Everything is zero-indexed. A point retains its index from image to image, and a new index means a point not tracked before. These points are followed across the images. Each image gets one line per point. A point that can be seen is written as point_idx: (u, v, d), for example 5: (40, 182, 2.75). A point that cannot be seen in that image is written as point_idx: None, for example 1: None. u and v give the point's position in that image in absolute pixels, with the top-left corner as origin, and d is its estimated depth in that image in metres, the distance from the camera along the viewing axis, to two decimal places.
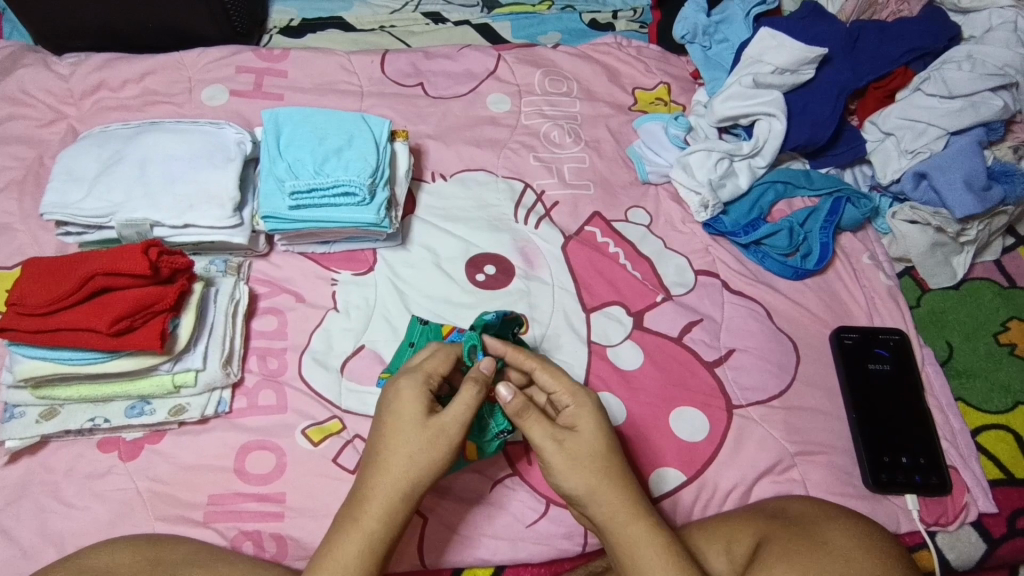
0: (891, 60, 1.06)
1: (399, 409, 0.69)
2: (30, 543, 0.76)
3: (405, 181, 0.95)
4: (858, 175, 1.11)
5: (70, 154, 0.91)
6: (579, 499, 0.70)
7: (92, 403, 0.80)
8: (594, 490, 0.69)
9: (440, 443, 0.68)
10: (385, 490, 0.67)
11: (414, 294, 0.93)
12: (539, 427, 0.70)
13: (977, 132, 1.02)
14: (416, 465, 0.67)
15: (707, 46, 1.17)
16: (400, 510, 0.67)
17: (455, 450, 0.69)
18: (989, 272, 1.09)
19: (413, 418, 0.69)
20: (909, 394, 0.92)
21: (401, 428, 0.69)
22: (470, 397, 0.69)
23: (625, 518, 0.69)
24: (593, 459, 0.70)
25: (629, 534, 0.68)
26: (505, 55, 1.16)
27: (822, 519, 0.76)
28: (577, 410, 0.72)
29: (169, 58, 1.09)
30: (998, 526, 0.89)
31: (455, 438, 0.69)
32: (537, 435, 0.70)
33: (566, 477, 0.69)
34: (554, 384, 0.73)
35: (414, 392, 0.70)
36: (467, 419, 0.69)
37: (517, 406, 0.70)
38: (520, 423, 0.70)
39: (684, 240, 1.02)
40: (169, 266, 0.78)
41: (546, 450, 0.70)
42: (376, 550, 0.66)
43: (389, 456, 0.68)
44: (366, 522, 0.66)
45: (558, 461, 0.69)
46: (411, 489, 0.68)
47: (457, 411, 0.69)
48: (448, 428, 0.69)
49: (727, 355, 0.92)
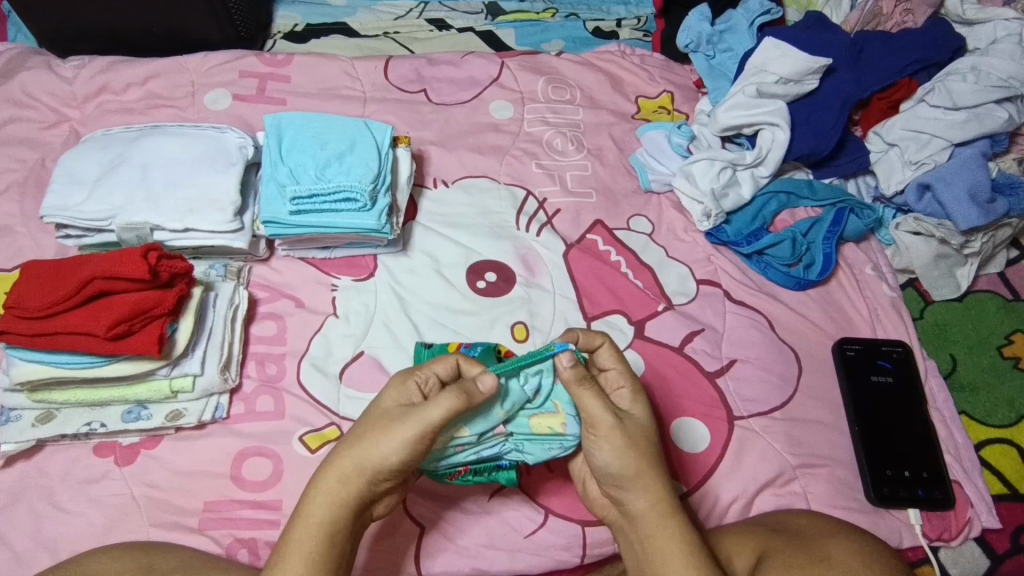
0: (896, 70, 1.06)
1: (373, 404, 0.69)
2: (23, 548, 0.75)
3: (406, 187, 0.95)
4: (861, 185, 1.11)
5: (72, 156, 0.91)
6: (621, 480, 0.68)
7: (89, 408, 0.79)
8: (642, 474, 0.68)
9: (394, 433, 0.64)
10: (330, 471, 0.65)
11: (414, 300, 0.93)
12: (598, 400, 0.68)
13: (982, 144, 1.02)
14: (360, 450, 0.65)
15: (710, 55, 1.16)
16: (340, 495, 0.65)
17: (407, 445, 0.64)
18: (993, 285, 1.09)
19: (382, 409, 0.67)
20: (910, 407, 0.91)
21: (367, 419, 0.67)
22: (444, 400, 0.64)
23: (667, 508, 0.68)
24: (644, 443, 0.69)
25: (667, 525, 0.67)
26: (509, 62, 1.15)
27: (824, 534, 0.75)
28: (634, 395, 0.73)
29: (172, 62, 1.09)
30: (1001, 541, 0.89)
31: (409, 432, 0.64)
32: (594, 407, 0.68)
33: (617, 455, 0.68)
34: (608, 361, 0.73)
35: (394, 389, 0.69)
36: (431, 421, 0.64)
37: (577, 376, 0.68)
38: (577, 394, 0.68)
39: (686, 250, 1.02)
40: (168, 270, 0.78)
41: (603, 423, 0.68)
42: (312, 536, 0.63)
43: (346, 439, 0.67)
44: (308, 505, 0.65)
45: (613, 437, 0.68)
46: (353, 474, 0.65)
47: (425, 411, 0.64)
48: (408, 423, 0.64)
49: (728, 365, 0.92)
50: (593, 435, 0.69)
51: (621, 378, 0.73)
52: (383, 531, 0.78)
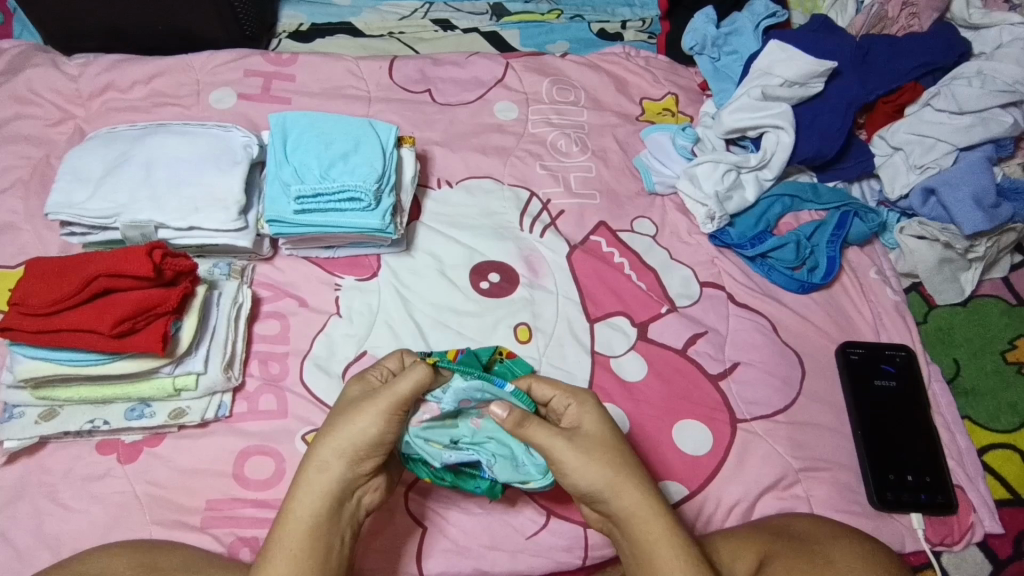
0: (902, 74, 1.06)
1: (339, 399, 0.71)
2: (25, 545, 0.75)
3: (411, 188, 0.95)
4: (866, 190, 1.10)
5: (77, 154, 0.91)
6: (596, 495, 0.68)
7: (92, 406, 0.79)
8: (613, 483, 0.67)
9: (368, 412, 0.66)
10: (310, 462, 0.66)
11: (417, 301, 0.93)
12: (539, 424, 0.68)
13: (986, 148, 1.02)
14: (337, 436, 0.66)
15: (716, 57, 1.16)
16: (324, 481, 0.65)
17: (382, 418, 0.66)
18: (997, 289, 1.08)
19: (350, 400, 0.69)
20: (913, 412, 0.91)
21: (335, 410, 0.69)
22: (409, 372, 0.67)
23: (648, 512, 0.67)
24: (605, 452, 0.69)
25: (653, 531, 0.67)
26: (514, 62, 1.15)
27: (826, 536, 0.76)
28: (580, 406, 0.72)
29: (178, 60, 1.09)
30: (1004, 547, 0.89)
31: (380, 404, 0.66)
32: (539, 433, 0.68)
33: (580, 474, 0.67)
34: (544, 390, 0.74)
35: (358, 382, 0.71)
36: (402, 393, 0.66)
37: (516, 421, 0.68)
38: (520, 430, 0.68)
39: (690, 252, 1.02)
40: (172, 269, 0.78)
41: (552, 447, 0.68)
42: (299, 532, 0.63)
43: (320, 430, 0.68)
44: (293, 500, 0.65)
45: (570, 459, 0.68)
46: (333, 459, 0.66)
47: (393, 387, 0.67)
48: (377, 398, 0.66)
49: (731, 368, 0.92)
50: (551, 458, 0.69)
51: (566, 398, 0.73)
52: (381, 531, 0.78)
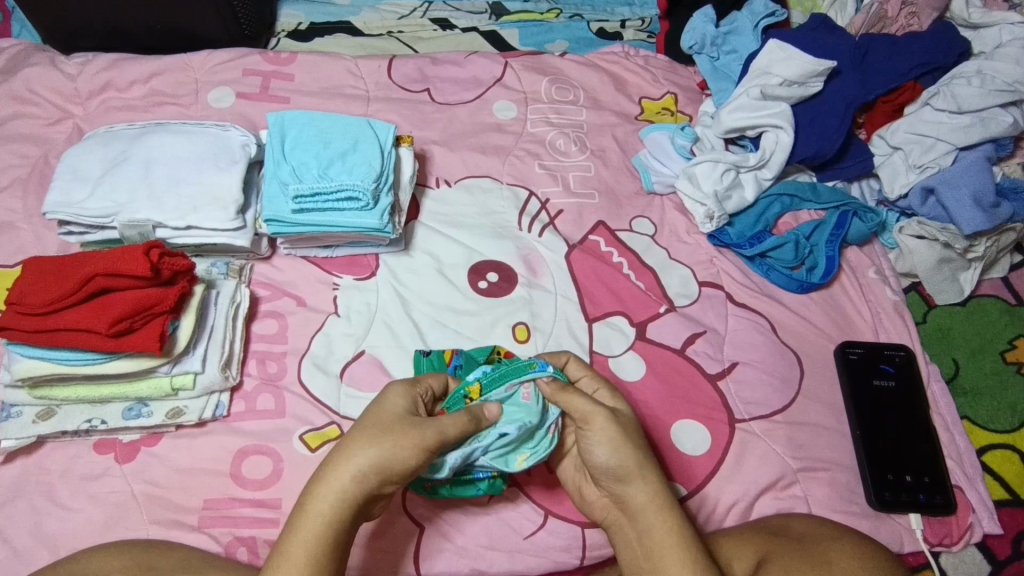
0: (902, 74, 1.06)
1: (376, 405, 0.68)
2: (22, 544, 0.75)
3: (409, 187, 0.95)
4: (865, 189, 1.10)
5: (75, 153, 0.91)
6: (619, 475, 0.69)
7: (90, 405, 0.79)
8: (640, 466, 0.69)
9: (414, 441, 0.65)
10: (342, 467, 0.63)
11: (415, 300, 0.93)
12: (587, 398, 0.70)
13: (986, 148, 1.02)
14: (378, 457, 0.64)
15: (715, 57, 1.16)
16: (352, 491, 0.63)
17: (424, 453, 0.65)
18: (996, 289, 1.08)
19: (392, 413, 0.67)
20: (913, 411, 0.91)
21: (376, 418, 0.66)
22: (459, 419, 0.68)
23: (666, 500, 0.69)
24: (636, 436, 0.71)
25: (666, 518, 0.68)
26: (513, 62, 1.15)
27: (824, 537, 0.75)
28: (612, 394, 0.75)
29: (177, 59, 1.09)
30: (1002, 547, 0.88)
31: (428, 442, 0.65)
32: (585, 406, 0.70)
33: (613, 450, 0.69)
34: (576, 370, 0.77)
35: (401, 395, 0.70)
36: (450, 437, 0.66)
37: (558, 385, 0.71)
38: (566, 399, 0.70)
39: (689, 251, 1.01)
40: (170, 268, 0.78)
41: (594, 421, 0.69)
42: (316, 537, 0.62)
43: (359, 437, 0.65)
44: (316, 503, 0.63)
45: (608, 430, 0.69)
46: (368, 476, 0.64)
47: (442, 428, 0.67)
48: (425, 432, 0.65)
49: (730, 368, 0.92)
50: (586, 432, 0.70)
51: (594, 384, 0.76)
52: (382, 531, 0.78)
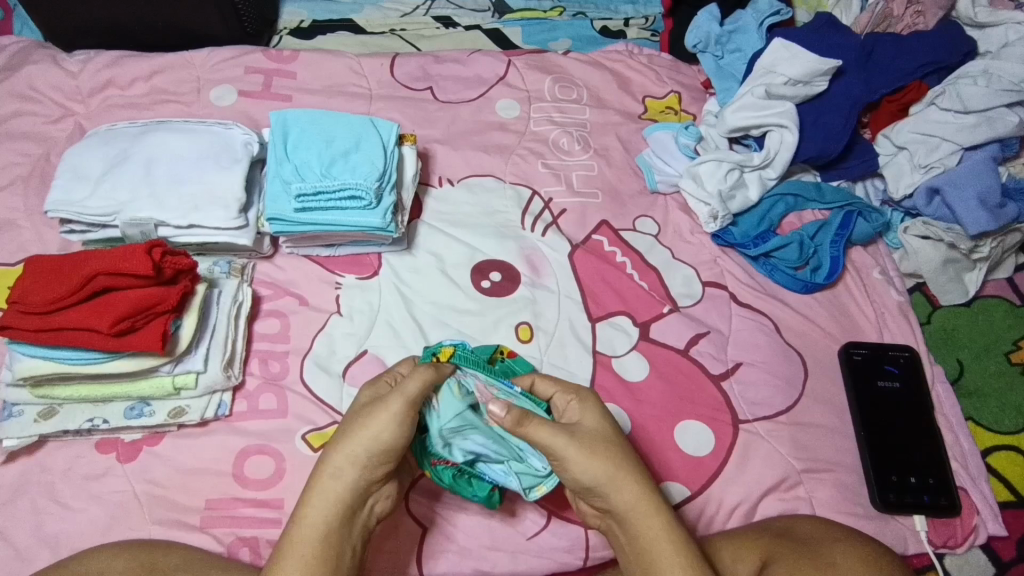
0: (907, 73, 1.05)
1: (350, 408, 0.71)
2: (24, 544, 0.75)
3: (412, 185, 0.95)
4: (869, 189, 1.10)
5: (76, 152, 0.91)
6: (597, 490, 0.69)
7: (92, 404, 0.79)
8: (614, 478, 0.68)
9: (378, 415, 0.66)
10: (322, 468, 0.66)
11: (418, 299, 0.92)
12: (546, 428, 0.68)
13: (992, 148, 1.01)
14: (350, 443, 0.66)
15: (719, 55, 1.16)
16: (335, 487, 0.65)
17: (395, 424, 0.66)
18: (1001, 290, 1.08)
19: (361, 406, 0.70)
20: (916, 413, 0.90)
21: (349, 417, 0.69)
22: (419, 374, 0.68)
23: (648, 507, 0.68)
24: (607, 448, 0.69)
25: (652, 525, 0.68)
26: (516, 60, 1.15)
27: (829, 539, 0.75)
28: (580, 405, 0.74)
29: (178, 57, 1.09)
30: (1007, 549, 0.88)
31: (394, 412, 0.66)
32: (545, 433, 0.68)
33: (584, 471, 0.68)
34: (547, 388, 0.76)
35: (369, 388, 0.72)
36: (411, 393, 0.67)
37: (518, 418, 0.68)
38: (526, 433, 0.68)
39: (692, 251, 1.01)
40: (172, 267, 0.77)
41: (559, 443, 0.68)
42: (309, 537, 0.63)
43: (334, 437, 0.68)
44: (305, 507, 0.65)
45: (571, 453, 0.68)
46: (346, 464, 0.66)
47: (403, 388, 0.67)
48: (388, 403, 0.66)
49: (734, 368, 0.91)
50: (555, 456, 0.69)
51: (566, 395, 0.75)
52: (385, 532, 0.77)
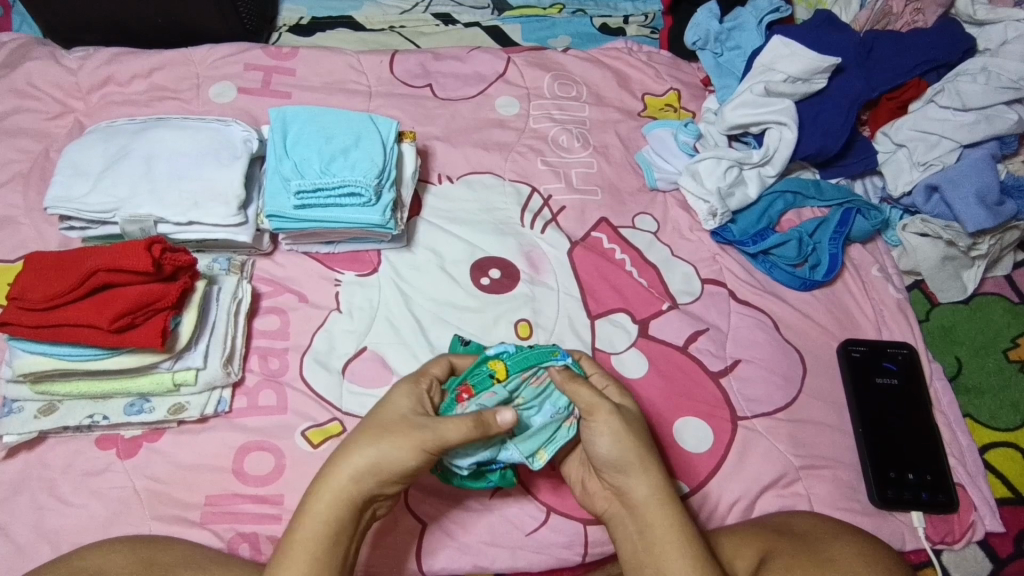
0: (906, 71, 1.06)
1: (378, 409, 0.70)
2: (25, 540, 0.75)
3: (411, 182, 0.95)
4: (868, 186, 1.10)
5: (76, 148, 0.91)
6: (621, 467, 0.70)
7: (92, 401, 0.79)
8: (642, 459, 0.70)
9: (412, 441, 0.66)
10: (340, 468, 0.65)
11: (417, 296, 0.93)
12: (593, 390, 0.70)
13: (991, 146, 1.02)
14: (375, 455, 0.65)
15: (718, 53, 1.16)
16: (351, 493, 0.65)
17: (424, 454, 0.66)
18: (1000, 287, 1.08)
19: (392, 416, 0.68)
20: (915, 409, 0.91)
21: (378, 422, 0.68)
22: (465, 421, 0.66)
23: (666, 494, 0.70)
24: (640, 431, 0.72)
25: (665, 512, 0.69)
26: (515, 57, 1.15)
27: (827, 535, 0.75)
28: (619, 389, 0.76)
29: (177, 53, 1.09)
30: (1005, 545, 0.88)
31: (428, 443, 0.65)
32: (590, 398, 0.69)
33: (616, 442, 0.70)
34: (590, 366, 0.78)
35: (404, 397, 0.70)
36: (451, 439, 0.66)
37: (569, 374, 0.71)
38: (573, 390, 0.70)
39: (692, 249, 1.01)
40: (172, 263, 0.78)
41: (600, 412, 0.70)
42: (316, 535, 0.63)
43: (358, 437, 0.67)
44: (316, 503, 0.64)
45: (610, 422, 0.69)
46: (366, 473, 0.65)
47: (445, 428, 0.66)
48: (424, 433, 0.66)
49: (733, 365, 0.91)
50: (591, 422, 0.70)
51: (605, 379, 0.77)
52: (384, 528, 0.78)
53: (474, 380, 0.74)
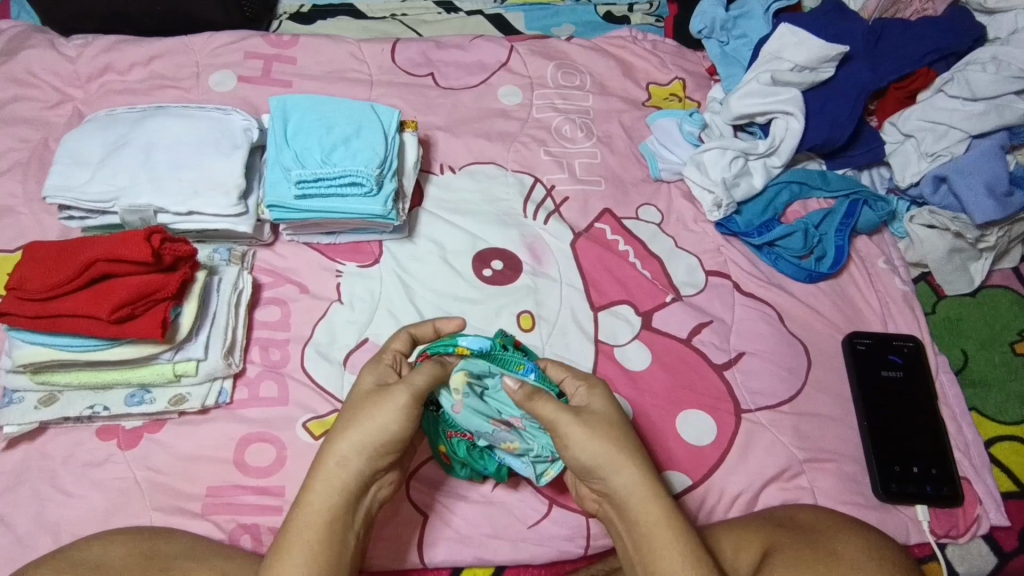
0: (915, 59, 1.04)
1: (350, 393, 0.70)
2: (26, 530, 0.75)
3: (412, 173, 0.94)
4: (875, 177, 1.09)
5: (74, 137, 0.90)
6: (597, 471, 0.69)
7: (92, 391, 0.79)
8: (614, 460, 0.68)
9: (386, 406, 0.66)
10: (327, 455, 0.65)
11: (419, 287, 0.92)
12: (553, 404, 0.68)
13: (1000, 136, 1.00)
14: (357, 432, 0.65)
15: (724, 41, 1.14)
16: (342, 475, 0.65)
17: (401, 415, 0.66)
18: (1006, 280, 1.07)
19: (363, 391, 0.69)
20: (920, 403, 0.90)
21: (352, 402, 0.68)
22: (426, 368, 0.68)
23: (648, 492, 0.68)
24: (610, 431, 0.69)
25: (650, 509, 0.67)
26: (518, 46, 1.14)
27: (830, 529, 0.75)
28: (589, 388, 0.74)
29: (177, 42, 1.07)
30: (1009, 539, 0.87)
31: (400, 402, 0.66)
32: (549, 412, 0.68)
33: (585, 449, 0.68)
34: (557, 371, 0.76)
35: (370, 371, 0.71)
36: (419, 387, 0.67)
37: (527, 392, 0.68)
38: (533, 406, 0.68)
39: (695, 240, 1.00)
40: (172, 254, 0.77)
41: (563, 424, 0.68)
42: (313, 523, 0.63)
43: (339, 421, 0.67)
44: (310, 493, 0.64)
45: (574, 432, 0.68)
46: (354, 453, 0.65)
47: (410, 380, 0.67)
48: (396, 394, 0.66)
49: (737, 358, 0.91)
50: (557, 433, 0.69)
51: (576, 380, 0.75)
52: (386, 520, 0.77)
53: (434, 349, 0.74)
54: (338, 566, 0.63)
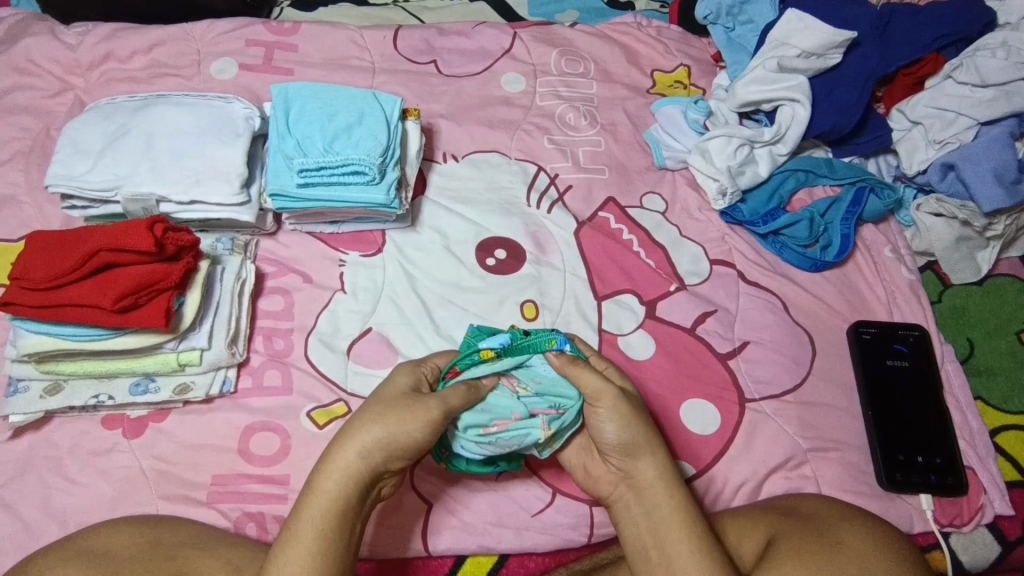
0: (924, 45, 1.03)
1: (379, 389, 0.69)
2: (33, 519, 0.75)
3: (416, 161, 0.93)
4: (882, 165, 1.09)
5: (76, 126, 0.89)
6: (629, 449, 0.70)
7: (96, 380, 0.79)
8: (647, 440, 0.71)
9: (417, 413, 0.65)
10: (346, 445, 0.64)
11: (422, 277, 0.92)
12: (596, 375, 0.70)
13: (1009, 123, 0.99)
14: (383, 429, 0.65)
15: (730, 27, 1.13)
16: (359, 467, 0.64)
17: (429, 426, 0.66)
18: (1014, 268, 1.06)
19: (394, 391, 0.68)
20: (925, 392, 0.90)
21: (381, 398, 0.68)
22: (460, 388, 0.69)
23: (672, 475, 0.70)
24: (643, 413, 0.72)
25: (672, 490, 0.69)
26: (521, 33, 1.13)
27: (834, 517, 0.74)
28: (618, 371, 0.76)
29: (178, 29, 1.07)
30: (1014, 528, 0.87)
31: (432, 414, 0.66)
32: (593, 384, 0.69)
33: (623, 426, 0.70)
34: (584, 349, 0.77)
35: (408, 372, 0.71)
36: (453, 405, 0.67)
37: (566, 359, 0.71)
38: (575, 373, 0.70)
39: (700, 229, 1.00)
40: (175, 244, 0.76)
41: (605, 397, 0.70)
42: (324, 511, 0.62)
43: (364, 412, 0.66)
44: (324, 480, 0.63)
45: (616, 405, 0.69)
46: (374, 449, 0.64)
47: (446, 400, 0.67)
48: (430, 405, 0.66)
49: (742, 347, 0.91)
50: (596, 408, 0.70)
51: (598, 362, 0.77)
52: (391, 509, 0.78)
53: (461, 364, 0.72)
54: (342, 559, 0.62)
